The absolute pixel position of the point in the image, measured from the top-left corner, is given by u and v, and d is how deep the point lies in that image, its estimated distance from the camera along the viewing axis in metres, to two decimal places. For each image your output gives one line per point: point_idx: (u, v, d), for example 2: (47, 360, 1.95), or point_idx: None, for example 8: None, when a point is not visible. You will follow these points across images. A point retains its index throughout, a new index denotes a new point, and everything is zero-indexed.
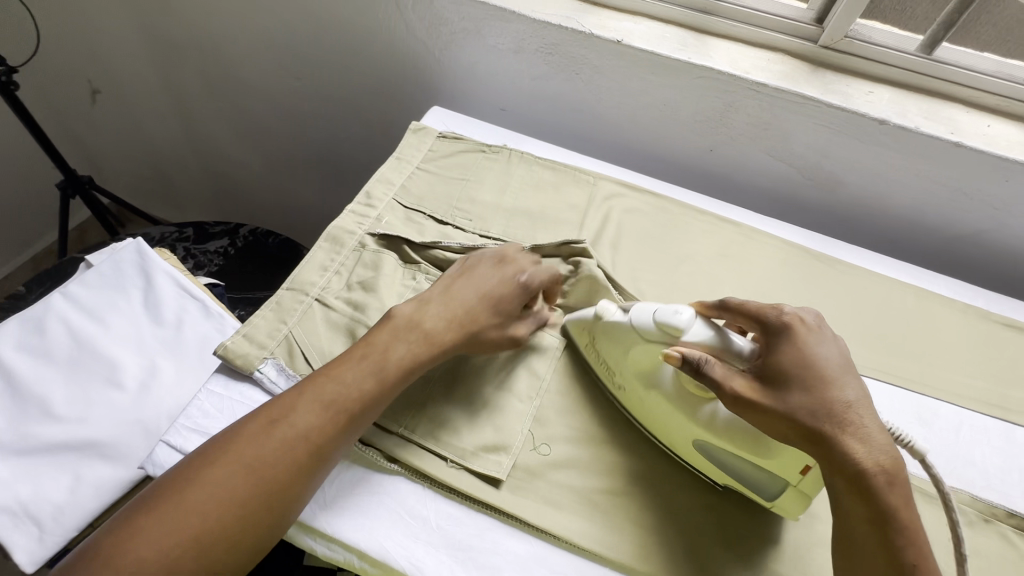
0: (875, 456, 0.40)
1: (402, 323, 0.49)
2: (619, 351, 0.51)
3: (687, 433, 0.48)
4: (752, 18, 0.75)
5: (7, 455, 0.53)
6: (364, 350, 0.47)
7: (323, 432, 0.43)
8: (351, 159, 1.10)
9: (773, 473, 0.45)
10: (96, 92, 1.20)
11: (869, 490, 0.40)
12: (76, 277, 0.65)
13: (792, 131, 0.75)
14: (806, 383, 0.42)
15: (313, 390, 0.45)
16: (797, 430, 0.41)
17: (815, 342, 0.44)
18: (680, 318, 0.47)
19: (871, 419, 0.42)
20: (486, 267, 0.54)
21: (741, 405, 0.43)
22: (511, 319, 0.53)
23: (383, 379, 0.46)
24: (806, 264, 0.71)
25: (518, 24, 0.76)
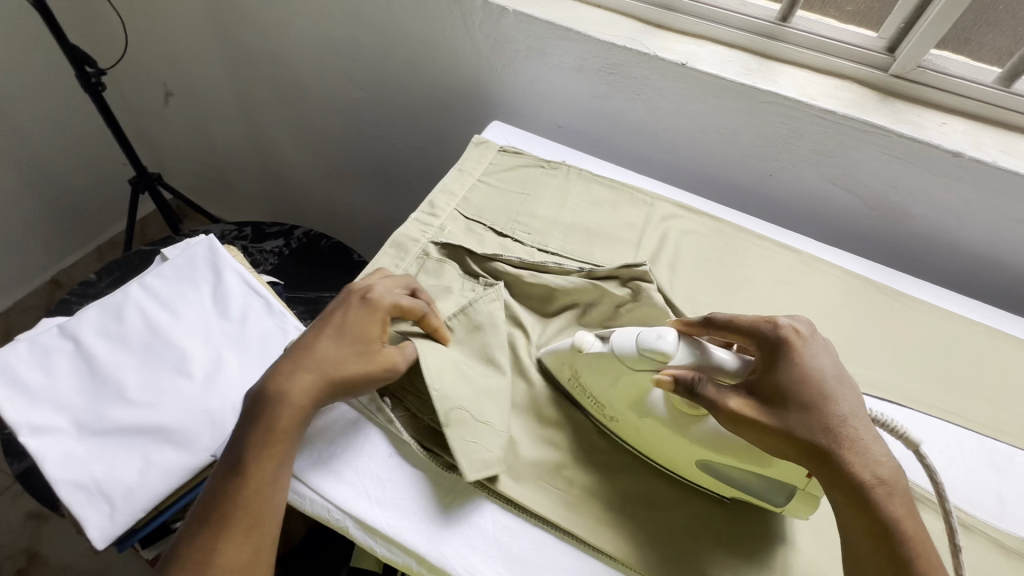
0: (875, 470, 0.42)
1: (251, 409, 0.47)
2: (605, 381, 0.50)
3: (693, 455, 0.48)
4: (821, 45, 0.74)
5: (84, 434, 0.56)
6: (222, 461, 0.45)
7: (211, 547, 0.42)
8: (404, 168, 1.13)
9: (783, 482, 0.46)
10: (169, 95, 1.27)
11: (869, 504, 0.41)
12: (151, 269, 0.69)
13: (858, 160, 0.74)
14: (802, 400, 0.43)
15: (196, 514, 0.44)
16: (797, 448, 0.42)
17: (811, 358, 0.44)
18: (664, 342, 0.46)
19: (867, 430, 0.43)
20: (321, 317, 0.51)
21: (740, 424, 0.43)
22: (371, 349, 0.49)
23: (244, 471, 0.44)
24: (870, 295, 0.69)
25: (583, 44, 0.78)
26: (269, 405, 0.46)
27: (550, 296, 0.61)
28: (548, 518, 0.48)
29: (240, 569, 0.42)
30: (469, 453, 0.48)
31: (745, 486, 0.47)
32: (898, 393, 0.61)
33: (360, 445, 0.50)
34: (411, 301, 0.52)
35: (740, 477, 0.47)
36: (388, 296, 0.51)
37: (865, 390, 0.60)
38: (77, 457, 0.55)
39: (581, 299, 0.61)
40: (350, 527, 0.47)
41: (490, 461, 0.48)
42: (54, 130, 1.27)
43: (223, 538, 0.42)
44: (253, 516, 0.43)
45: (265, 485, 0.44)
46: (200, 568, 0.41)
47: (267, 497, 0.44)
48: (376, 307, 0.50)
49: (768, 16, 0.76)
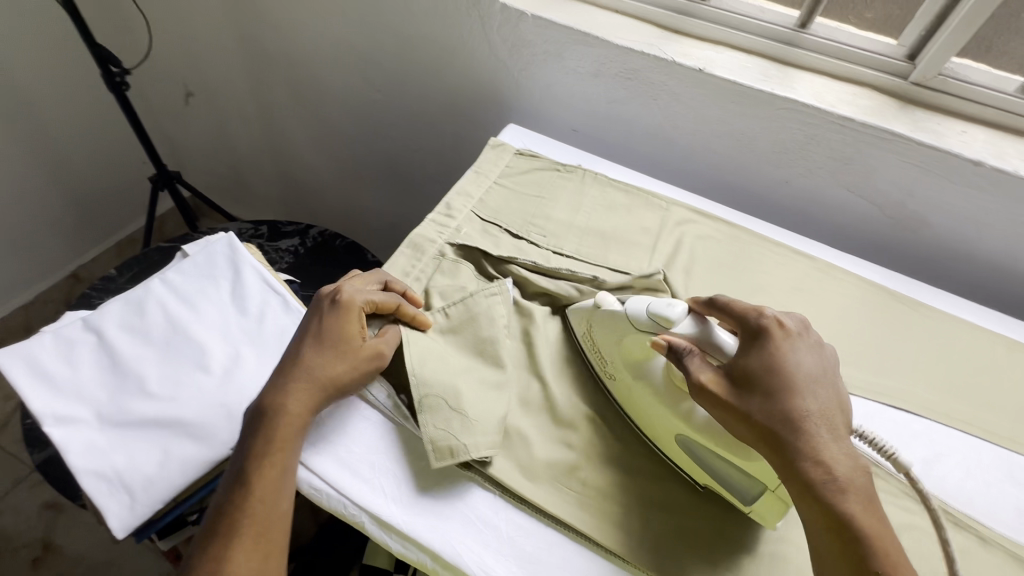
0: (831, 466, 0.42)
1: (249, 423, 0.48)
2: (612, 342, 0.54)
3: (671, 427, 0.50)
4: (840, 52, 0.74)
5: (106, 425, 0.57)
6: (228, 472, 0.47)
7: (218, 557, 0.42)
8: (419, 170, 1.14)
9: (754, 478, 0.47)
10: (189, 95, 1.29)
11: (821, 496, 0.41)
12: (172, 265, 0.70)
13: (876, 168, 0.74)
14: (770, 389, 0.44)
15: (205, 528, 0.44)
16: (756, 432, 0.43)
17: (788, 350, 0.46)
18: (672, 311, 0.49)
19: (830, 427, 0.43)
20: (302, 327, 0.52)
21: (707, 398, 0.45)
22: (354, 346, 0.50)
23: (247, 481, 0.45)
24: (887, 304, 0.69)
25: (600, 49, 0.78)
26: (270, 416, 0.47)
27: (565, 298, 0.62)
28: (564, 520, 0.48)
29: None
30: (436, 437, 0.49)
31: (719, 475, 0.48)
32: (915, 403, 0.60)
33: (377, 438, 0.51)
34: (382, 295, 0.54)
35: (713, 463, 0.48)
36: (360, 294, 0.53)
37: (881, 400, 0.60)
38: (99, 447, 0.56)
39: None
40: (365, 523, 0.47)
41: (456, 449, 0.48)
42: (77, 128, 1.30)
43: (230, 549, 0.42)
44: (259, 525, 0.44)
45: (270, 495, 0.44)
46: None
47: (272, 506, 0.44)
48: (349, 306, 0.52)
49: (787, 22, 0.76)
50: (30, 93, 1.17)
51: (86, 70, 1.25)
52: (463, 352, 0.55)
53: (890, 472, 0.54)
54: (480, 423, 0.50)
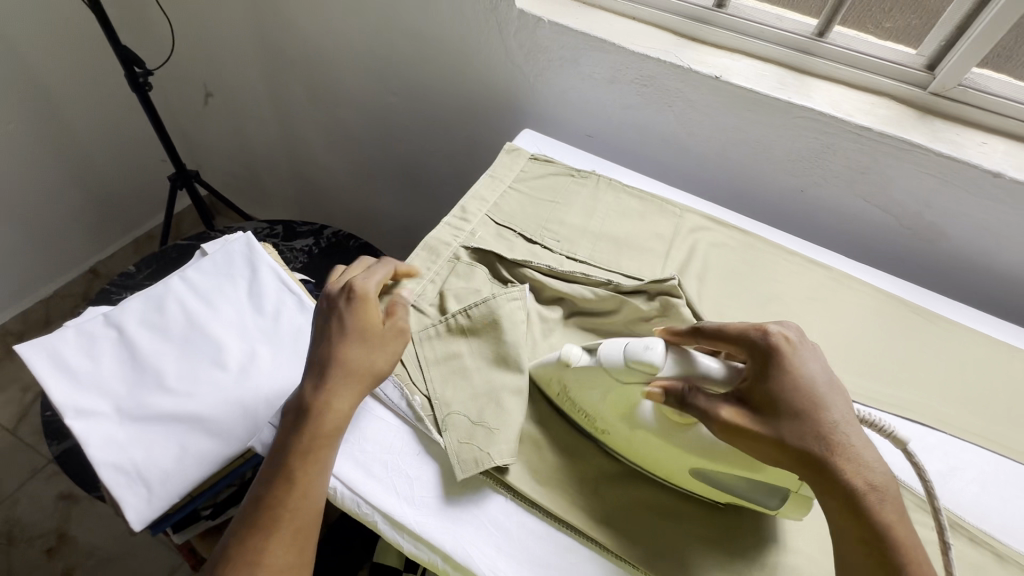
0: (867, 477, 0.42)
1: (287, 419, 0.47)
2: (594, 394, 0.50)
3: (682, 464, 0.48)
4: (858, 61, 0.74)
5: (126, 420, 0.58)
6: (265, 466, 0.46)
7: (259, 549, 0.43)
8: (433, 173, 1.15)
9: (774, 482, 0.46)
10: (209, 95, 1.32)
11: (861, 511, 0.41)
12: (191, 263, 0.71)
13: (892, 178, 0.73)
14: (796, 408, 0.43)
15: (242, 525, 0.44)
16: (792, 456, 0.42)
17: (802, 365, 0.44)
18: (652, 354, 0.46)
19: (859, 438, 0.43)
20: (327, 319, 0.51)
21: (731, 434, 0.43)
22: (380, 331, 0.51)
23: (291, 478, 0.45)
24: (902, 315, 0.68)
25: (616, 55, 0.79)
26: (312, 413, 0.47)
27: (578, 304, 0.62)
28: (576, 525, 0.48)
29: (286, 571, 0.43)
30: (462, 453, 0.50)
31: (726, 485, 0.48)
32: (931, 416, 0.60)
33: (390, 437, 0.52)
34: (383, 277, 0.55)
35: (725, 479, 0.47)
36: (371, 284, 0.53)
37: (896, 412, 0.59)
38: (118, 441, 0.57)
39: (609, 308, 0.61)
40: (378, 522, 0.48)
41: (481, 459, 0.49)
42: (100, 126, 1.32)
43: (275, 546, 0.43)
44: (300, 524, 0.44)
45: (311, 491, 0.45)
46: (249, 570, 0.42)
47: (312, 503, 0.45)
48: (366, 296, 0.51)
49: (805, 31, 0.76)
50: (56, 92, 1.20)
51: (109, 69, 1.28)
52: (477, 355, 0.56)
53: (904, 484, 0.54)
54: (495, 429, 0.51)
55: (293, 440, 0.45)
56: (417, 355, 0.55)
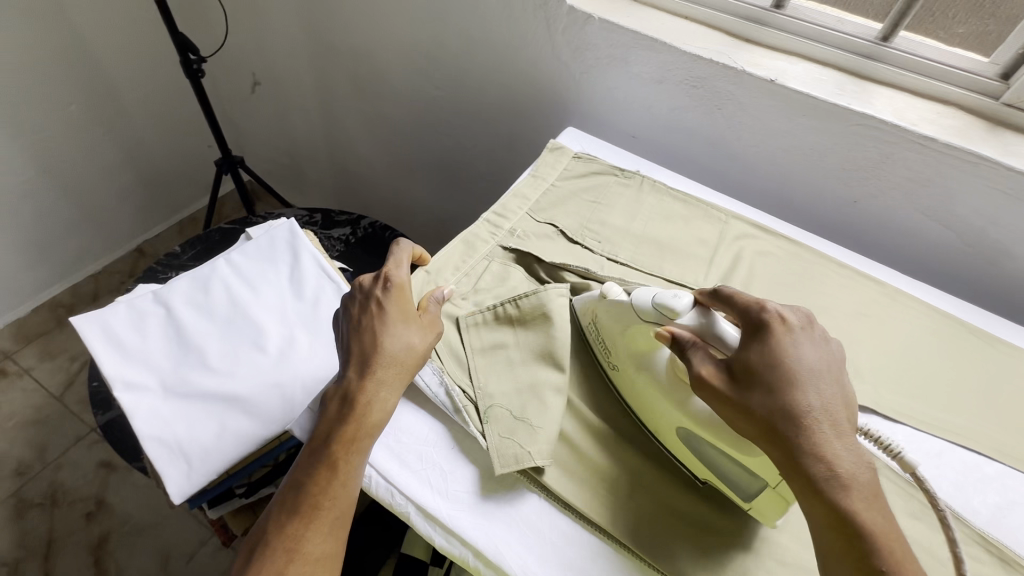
0: (834, 460, 0.39)
1: (335, 406, 0.47)
2: (618, 328, 0.53)
3: (671, 420, 0.49)
4: (923, 67, 0.71)
5: (170, 395, 0.60)
6: (306, 452, 0.46)
7: (299, 536, 0.43)
8: (471, 167, 1.15)
9: (755, 474, 0.45)
10: (257, 83, 1.35)
11: (820, 491, 0.38)
12: (237, 247, 0.73)
13: (956, 192, 0.70)
14: (770, 381, 0.41)
15: (283, 506, 0.44)
16: (758, 426, 0.41)
17: (787, 343, 0.43)
18: (678, 301, 0.47)
19: (835, 422, 0.40)
20: (366, 308, 0.51)
21: (705, 391, 0.43)
22: (420, 324, 0.51)
23: (334, 464, 0.45)
24: (960, 337, 0.64)
25: (667, 55, 0.77)
26: (360, 402, 0.47)
27: None
28: (614, 534, 0.47)
29: (325, 560, 0.43)
30: (501, 446, 0.49)
31: (726, 476, 0.47)
32: (987, 444, 0.56)
33: (422, 432, 0.52)
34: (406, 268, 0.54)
35: (718, 460, 0.47)
36: (405, 277, 0.53)
37: (949, 438, 0.56)
38: (162, 415, 0.59)
39: None
40: (411, 513, 0.48)
41: (521, 457, 0.48)
42: (152, 110, 1.37)
43: (317, 529, 0.43)
44: (340, 510, 0.44)
45: (352, 481, 0.45)
46: (288, 556, 0.42)
47: (350, 491, 0.45)
48: (404, 287, 0.52)
49: (868, 34, 0.73)
50: (113, 75, 1.25)
51: (164, 55, 1.32)
52: (522, 348, 0.55)
53: (956, 514, 0.51)
54: (532, 430, 0.50)
55: (342, 426, 0.46)
56: (465, 343, 0.56)
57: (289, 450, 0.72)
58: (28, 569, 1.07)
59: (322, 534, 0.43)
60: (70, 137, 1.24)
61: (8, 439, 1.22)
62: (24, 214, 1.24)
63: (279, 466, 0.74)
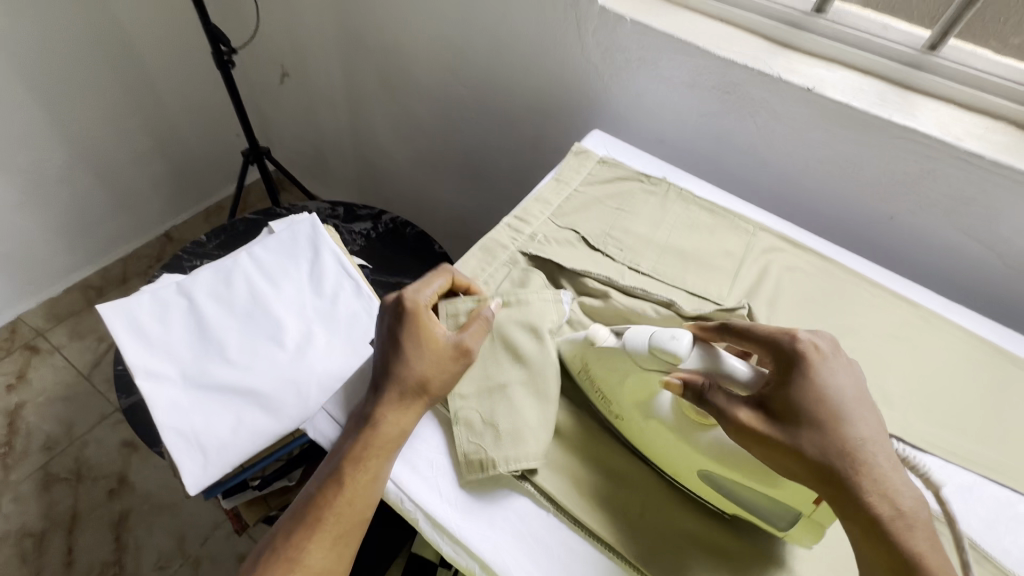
0: (895, 501, 0.39)
1: (354, 425, 0.50)
2: (615, 376, 0.50)
3: (693, 463, 0.47)
4: (970, 78, 0.68)
5: (190, 386, 0.61)
6: (323, 465, 0.48)
7: (302, 546, 0.45)
8: (493, 165, 1.14)
9: (787, 504, 0.44)
10: (285, 75, 1.36)
11: (887, 536, 0.39)
12: (259, 240, 0.74)
13: (1002, 213, 0.66)
14: (816, 421, 0.41)
15: (294, 515, 0.47)
16: (811, 469, 0.40)
17: (827, 377, 0.42)
18: (678, 344, 0.45)
19: (885, 459, 0.41)
20: (384, 335, 0.52)
21: (745, 435, 0.42)
22: (443, 354, 0.50)
23: (343, 480, 0.46)
24: (997, 365, 0.61)
25: (700, 59, 0.75)
26: (372, 422, 0.49)
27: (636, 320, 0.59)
28: (619, 550, 0.46)
29: (323, 572, 0.44)
30: (469, 450, 0.49)
31: (754, 508, 0.46)
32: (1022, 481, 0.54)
33: (434, 438, 0.52)
34: (437, 291, 0.54)
35: (744, 494, 0.46)
36: (424, 300, 0.52)
37: (983, 472, 0.54)
38: (182, 406, 0.60)
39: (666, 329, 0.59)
40: (419, 519, 0.48)
41: (485, 463, 0.48)
42: (184, 99, 1.39)
43: (320, 540, 0.45)
44: (343, 524, 0.46)
45: (360, 498, 0.46)
46: (289, 564, 0.44)
47: (356, 508, 0.46)
48: (420, 310, 0.51)
49: (914, 43, 0.70)
50: (148, 64, 1.27)
51: (197, 45, 1.34)
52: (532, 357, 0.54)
53: (985, 554, 0.49)
54: (536, 439, 0.50)
55: (350, 443, 0.48)
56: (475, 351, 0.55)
57: (303, 446, 0.72)
58: (53, 540, 1.11)
59: (322, 545, 0.45)
60: (104, 124, 1.26)
61: (39, 414, 1.26)
62: (59, 197, 1.27)
63: (293, 460, 0.75)
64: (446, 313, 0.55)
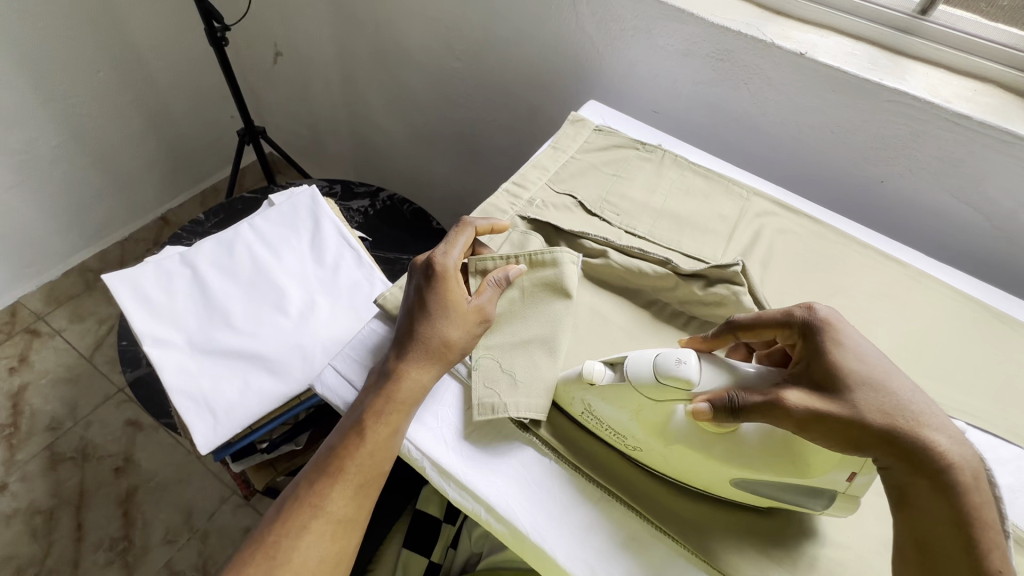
0: (962, 457, 0.39)
1: (375, 380, 0.51)
2: (622, 413, 0.48)
3: (723, 475, 0.45)
4: (958, 42, 0.69)
5: (197, 352, 0.62)
6: (344, 418, 0.49)
7: (325, 495, 0.46)
8: (487, 140, 1.15)
9: (820, 489, 0.44)
10: (279, 54, 1.35)
11: (958, 494, 0.38)
12: (260, 212, 0.75)
13: (987, 174, 0.68)
14: (862, 384, 0.41)
15: (317, 469, 0.47)
16: (878, 434, 0.40)
17: (853, 340, 0.44)
18: (685, 368, 0.44)
19: (941, 414, 0.41)
20: (413, 295, 0.53)
21: (808, 417, 0.40)
22: (465, 318, 0.52)
23: (364, 431, 0.48)
24: (983, 320, 0.63)
25: (693, 27, 0.75)
26: (394, 379, 0.49)
27: (634, 280, 0.60)
28: (614, 491, 0.49)
29: (346, 519, 0.46)
30: (483, 394, 0.51)
31: (782, 498, 0.46)
32: (1005, 427, 0.56)
33: (438, 391, 0.54)
34: (463, 249, 0.55)
35: (775, 489, 0.45)
36: (452, 262, 0.53)
37: (965, 419, 0.56)
38: (190, 370, 0.61)
39: (662, 289, 0.60)
40: (426, 467, 0.50)
41: (497, 406, 0.50)
42: (176, 78, 1.38)
43: (344, 490, 0.47)
44: (364, 475, 0.47)
45: (381, 451, 0.48)
46: (314, 511, 0.46)
47: (378, 461, 0.48)
48: (450, 272, 0.52)
49: (904, 7, 0.71)
50: (140, 44, 1.26)
51: (189, 24, 1.33)
52: (532, 309, 0.56)
53: None
54: (534, 388, 0.51)
55: (372, 398, 0.49)
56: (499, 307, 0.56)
57: (308, 410, 0.74)
58: (62, 516, 1.13)
59: (345, 496, 0.47)
60: (97, 103, 1.25)
61: (43, 395, 1.27)
62: (54, 178, 1.27)
63: (299, 425, 0.76)
64: (474, 267, 0.57)
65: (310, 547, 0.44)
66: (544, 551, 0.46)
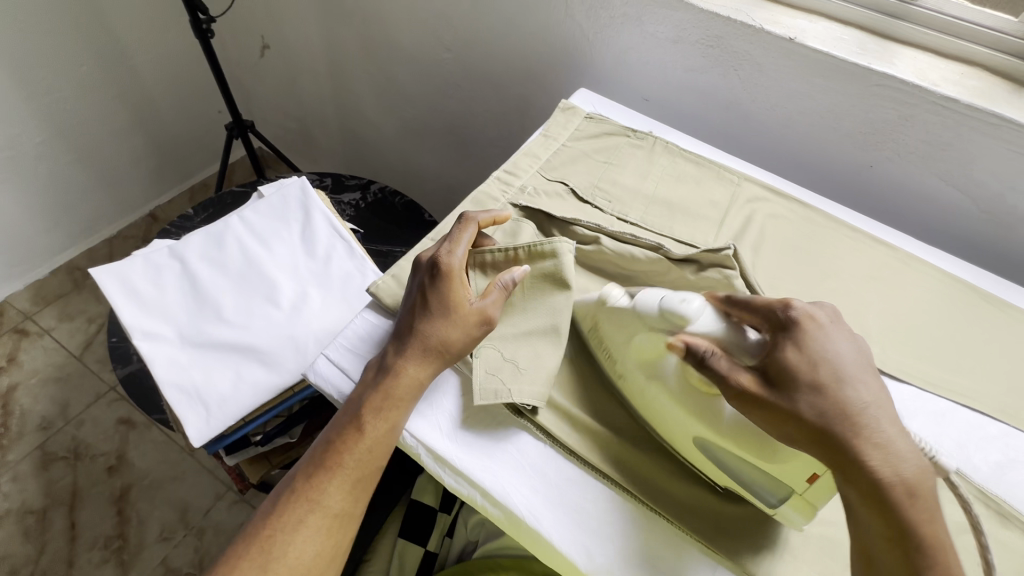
0: (897, 468, 0.39)
1: (373, 373, 0.50)
2: (621, 336, 0.51)
3: (688, 431, 0.47)
4: (946, 26, 0.69)
5: (187, 345, 0.62)
6: (341, 412, 0.49)
7: (322, 489, 0.46)
8: (478, 132, 1.14)
9: (779, 479, 0.44)
10: (266, 47, 1.33)
11: (890, 505, 0.38)
12: (250, 204, 0.74)
13: (974, 157, 0.68)
14: (814, 385, 0.41)
15: (314, 462, 0.47)
16: (809, 430, 0.40)
17: (820, 343, 0.43)
18: (687, 306, 0.46)
19: (889, 423, 0.41)
20: (416, 293, 0.52)
21: (745, 400, 0.42)
22: (463, 319, 0.51)
23: (361, 426, 0.48)
24: (970, 301, 0.64)
25: (682, 14, 0.75)
26: (392, 373, 0.49)
27: (627, 266, 0.60)
28: (607, 472, 0.49)
29: (342, 514, 0.46)
30: (484, 380, 0.51)
31: (744, 480, 0.46)
32: (993, 406, 0.56)
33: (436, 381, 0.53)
34: (467, 247, 0.54)
35: (737, 468, 0.45)
36: (457, 261, 0.52)
37: (953, 398, 0.56)
38: (181, 363, 0.60)
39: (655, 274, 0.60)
40: (421, 454, 0.50)
41: (500, 392, 0.50)
42: (162, 73, 1.36)
43: (341, 485, 0.46)
44: (362, 470, 0.47)
45: (380, 445, 0.48)
46: (310, 505, 0.45)
47: (376, 456, 0.48)
48: (454, 271, 0.51)
49: None
50: (124, 37, 1.24)
51: (174, 16, 1.31)
52: (528, 297, 0.56)
53: (960, 471, 0.51)
54: (529, 373, 0.51)
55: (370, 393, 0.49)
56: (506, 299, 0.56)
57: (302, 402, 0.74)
58: (55, 516, 1.12)
59: (342, 490, 0.46)
60: (82, 98, 1.24)
61: (33, 395, 1.26)
62: (39, 175, 1.25)
63: (293, 418, 0.76)
64: (474, 260, 0.57)
65: (307, 541, 0.44)
66: (540, 533, 0.46)
